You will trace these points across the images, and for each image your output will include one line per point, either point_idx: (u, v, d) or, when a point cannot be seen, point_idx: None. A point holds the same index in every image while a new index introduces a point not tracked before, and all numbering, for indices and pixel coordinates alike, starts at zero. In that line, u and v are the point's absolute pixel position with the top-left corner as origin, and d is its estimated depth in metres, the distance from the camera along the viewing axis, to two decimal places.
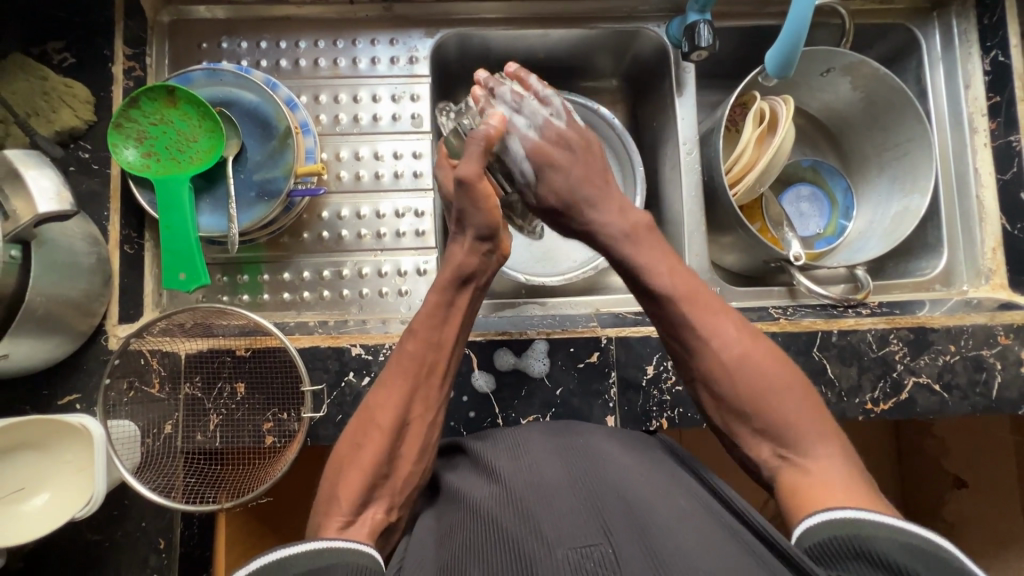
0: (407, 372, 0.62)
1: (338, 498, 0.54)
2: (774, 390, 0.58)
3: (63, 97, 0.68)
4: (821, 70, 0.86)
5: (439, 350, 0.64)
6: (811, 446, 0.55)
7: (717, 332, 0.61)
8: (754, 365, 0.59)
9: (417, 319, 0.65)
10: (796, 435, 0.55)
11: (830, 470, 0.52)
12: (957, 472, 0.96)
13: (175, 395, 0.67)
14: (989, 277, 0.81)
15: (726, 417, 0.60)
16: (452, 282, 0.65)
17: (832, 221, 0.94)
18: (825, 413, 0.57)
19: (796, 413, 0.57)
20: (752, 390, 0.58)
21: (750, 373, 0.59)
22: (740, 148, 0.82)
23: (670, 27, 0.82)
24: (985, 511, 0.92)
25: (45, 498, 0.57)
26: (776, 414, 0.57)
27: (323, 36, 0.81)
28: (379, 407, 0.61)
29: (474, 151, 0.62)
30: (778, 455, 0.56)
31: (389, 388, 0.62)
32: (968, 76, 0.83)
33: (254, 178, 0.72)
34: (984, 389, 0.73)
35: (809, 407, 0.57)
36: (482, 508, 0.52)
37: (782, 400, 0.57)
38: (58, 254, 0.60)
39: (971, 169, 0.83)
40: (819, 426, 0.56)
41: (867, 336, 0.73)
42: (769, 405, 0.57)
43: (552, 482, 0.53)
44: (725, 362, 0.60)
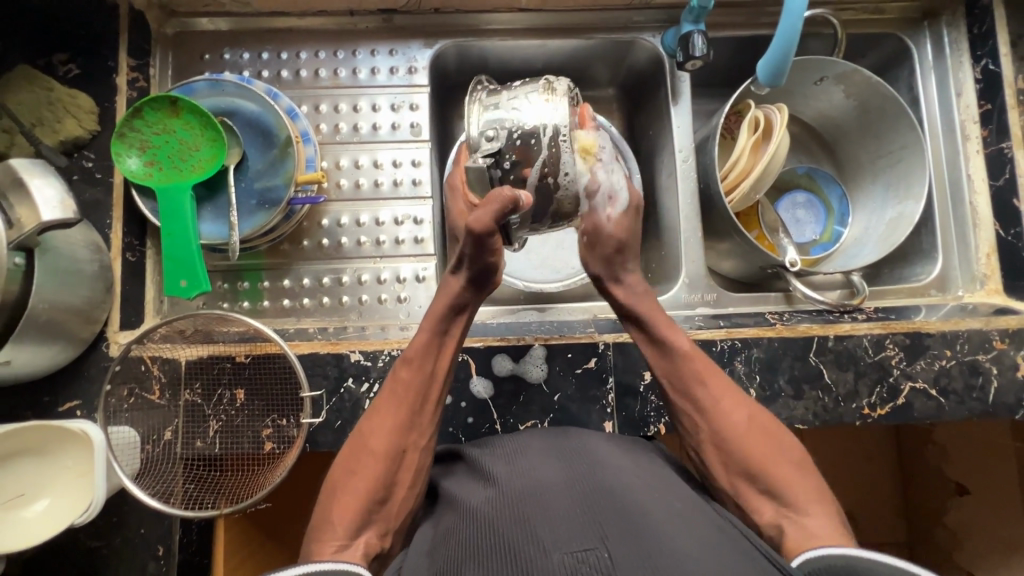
0: (402, 400, 0.62)
1: (332, 522, 0.54)
2: (779, 457, 0.58)
3: (67, 107, 0.69)
4: (814, 79, 0.87)
5: (432, 378, 0.64)
6: (811, 505, 0.54)
7: (726, 397, 0.63)
8: (757, 423, 0.61)
9: (412, 347, 0.65)
10: (796, 495, 0.55)
11: (832, 532, 0.50)
12: (958, 479, 0.95)
13: (175, 402, 0.68)
14: (984, 282, 0.82)
15: (728, 473, 0.59)
16: (450, 313, 0.66)
17: (828, 228, 0.95)
18: (821, 483, 0.57)
19: (800, 478, 0.56)
20: (750, 441, 0.59)
21: (758, 435, 0.60)
22: (736, 155, 0.83)
23: (665, 37, 0.83)
24: (986, 517, 0.92)
25: (45, 504, 0.57)
26: (775, 471, 0.57)
27: (323, 47, 0.82)
28: (373, 433, 0.60)
29: (493, 209, 0.60)
30: (779, 514, 0.55)
31: (383, 416, 0.62)
32: (959, 84, 0.84)
33: (256, 186, 0.73)
34: (981, 394, 0.73)
35: (805, 472, 0.57)
36: (480, 513, 0.52)
37: (782, 463, 0.58)
38: (60, 261, 0.61)
39: (964, 176, 0.84)
40: (816, 489, 0.55)
41: (863, 341, 0.74)
42: (771, 461, 0.58)
43: (549, 487, 0.54)
44: (731, 423, 0.61)
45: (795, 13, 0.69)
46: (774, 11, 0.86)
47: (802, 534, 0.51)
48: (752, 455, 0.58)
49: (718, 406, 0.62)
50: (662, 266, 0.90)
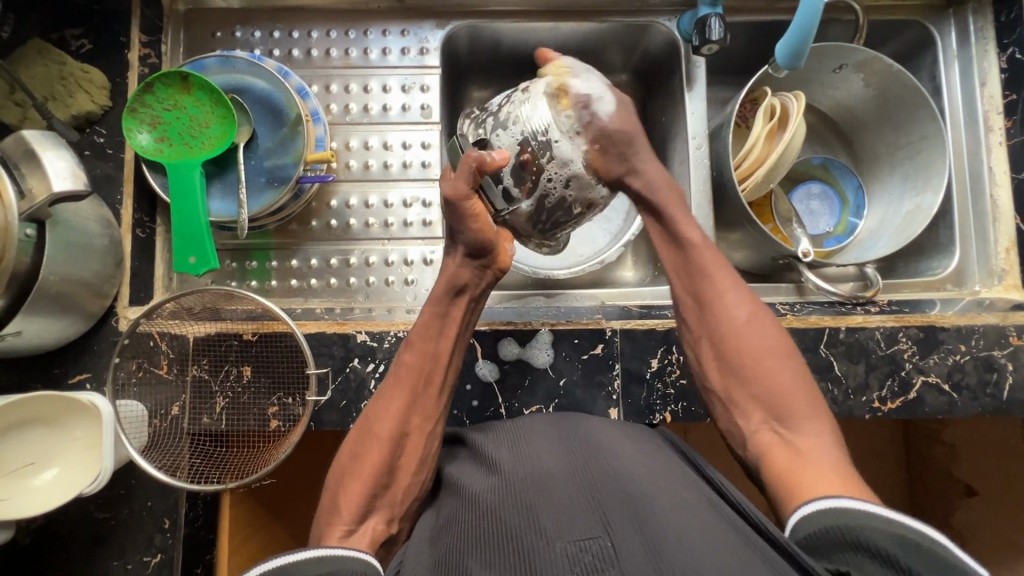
0: (405, 384, 0.63)
1: (339, 508, 0.54)
2: (779, 361, 0.63)
3: (79, 82, 0.69)
4: (833, 66, 0.85)
5: (433, 361, 0.65)
6: (802, 418, 0.58)
7: (730, 294, 0.67)
8: (751, 331, 0.65)
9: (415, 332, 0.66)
10: (790, 409, 0.59)
11: (820, 444, 0.55)
12: (966, 479, 0.94)
13: (183, 377, 0.69)
14: (1002, 277, 0.80)
15: (722, 379, 0.64)
16: (449, 294, 0.67)
17: (842, 219, 0.93)
18: (816, 394, 0.61)
19: (795, 388, 0.61)
20: (749, 358, 0.63)
21: (757, 339, 0.64)
22: (750, 143, 0.83)
23: (681, 21, 0.81)
24: (993, 520, 0.90)
25: (54, 473, 0.58)
26: (768, 382, 0.61)
27: (335, 27, 0.81)
28: (376, 417, 0.61)
29: (465, 171, 0.63)
30: (769, 426, 0.60)
31: (388, 400, 0.62)
32: (984, 73, 0.82)
33: (265, 164, 0.72)
34: (995, 390, 0.72)
35: (800, 380, 0.61)
36: (482, 502, 0.52)
37: (782, 372, 0.62)
38: (71, 235, 0.61)
39: (985, 168, 0.82)
40: (810, 402, 0.59)
41: (876, 333, 0.73)
42: (764, 370, 0.62)
43: (553, 475, 0.53)
44: (737, 332, 0.65)
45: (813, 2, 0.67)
46: None
47: (789, 450, 0.56)
48: (750, 365, 0.63)
49: (721, 312, 0.66)
50: None
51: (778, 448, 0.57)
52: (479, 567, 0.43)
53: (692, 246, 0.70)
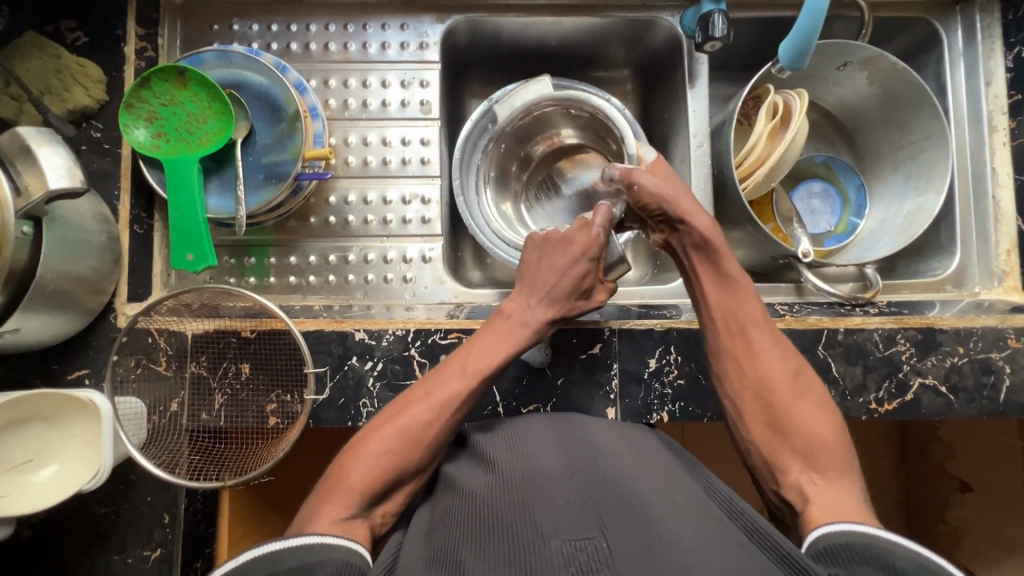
0: (458, 406, 0.61)
1: (342, 490, 0.54)
2: (822, 424, 0.59)
3: (75, 75, 0.69)
4: (837, 63, 0.84)
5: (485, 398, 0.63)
6: (832, 472, 0.55)
7: (773, 347, 0.65)
8: (789, 381, 0.63)
9: (484, 359, 0.64)
10: (825, 458, 0.56)
11: (851, 497, 0.52)
12: (961, 475, 0.95)
13: (182, 374, 0.69)
14: (1002, 279, 0.80)
15: (756, 427, 0.62)
16: (520, 342, 0.66)
17: (843, 219, 0.93)
18: (851, 452, 0.57)
19: (838, 444, 0.57)
20: (786, 410, 0.61)
21: (801, 393, 0.62)
22: (753, 141, 0.82)
23: (684, 16, 0.80)
24: (989, 515, 0.91)
25: (54, 470, 0.58)
26: (806, 432, 0.59)
27: (333, 20, 0.80)
28: (410, 416, 0.59)
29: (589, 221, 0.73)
30: (803, 476, 0.56)
31: (431, 403, 0.60)
32: (989, 72, 0.81)
33: (263, 161, 0.71)
34: (992, 392, 0.72)
35: (835, 436, 0.58)
36: (476, 501, 0.52)
37: (822, 424, 0.59)
38: (68, 231, 0.61)
39: (989, 169, 0.81)
40: (844, 458, 0.56)
41: (874, 335, 0.73)
42: (801, 418, 0.60)
43: (549, 474, 0.54)
44: (778, 380, 0.63)
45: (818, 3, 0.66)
46: None
47: (820, 499, 0.53)
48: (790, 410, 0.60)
49: (762, 362, 0.64)
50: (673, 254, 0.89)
51: (808, 501, 0.54)
52: (475, 562, 0.43)
53: (733, 284, 0.68)
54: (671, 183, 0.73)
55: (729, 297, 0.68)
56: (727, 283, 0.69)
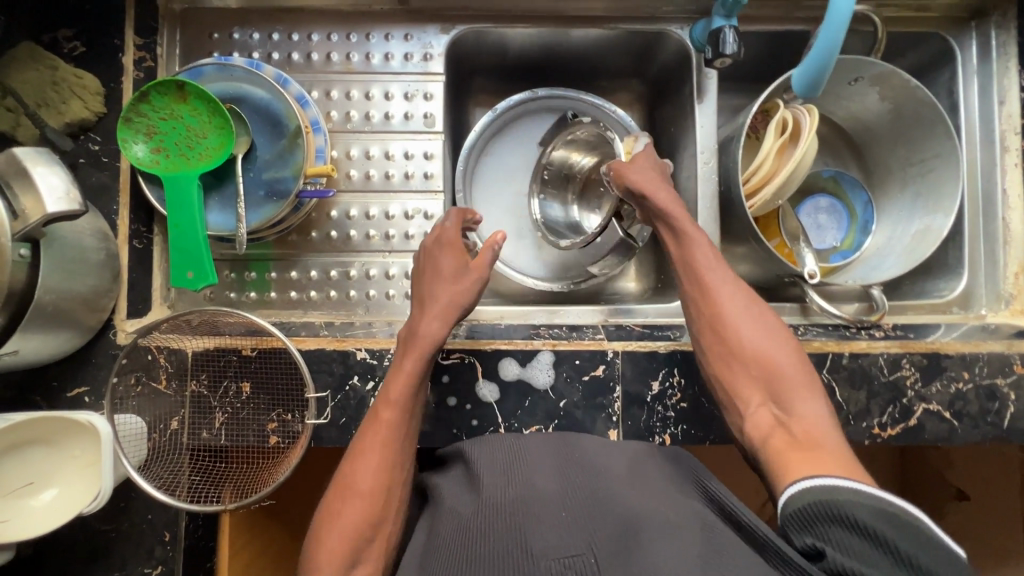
0: (383, 440, 0.61)
1: (319, 563, 0.54)
2: (775, 350, 0.63)
3: (73, 88, 0.67)
4: (849, 79, 0.83)
5: (410, 418, 0.63)
6: (796, 399, 0.59)
7: (728, 291, 0.67)
8: (745, 320, 0.65)
9: (393, 387, 0.63)
10: (784, 389, 0.60)
11: (818, 422, 0.57)
12: (959, 484, 0.95)
13: (181, 393, 0.68)
14: (1009, 302, 0.79)
15: (721, 370, 0.65)
16: (427, 357, 0.64)
17: (849, 235, 0.92)
18: (810, 372, 0.62)
19: (792, 370, 0.61)
20: (746, 347, 0.64)
21: (754, 329, 0.65)
22: (761, 158, 0.80)
23: (694, 29, 0.78)
24: (983, 526, 0.91)
25: (53, 494, 0.57)
26: (767, 367, 0.62)
27: (335, 29, 0.78)
28: (356, 472, 0.59)
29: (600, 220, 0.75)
30: (769, 413, 0.60)
31: (365, 453, 0.60)
32: (1003, 91, 0.79)
33: (264, 177, 0.70)
34: (996, 418, 0.72)
35: (794, 362, 0.62)
36: (471, 523, 0.52)
37: (782, 356, 0.62)
38: (65, 251, 0.60)
39: (999, 190, 0.80)
40: (807, 382, 0.60)
41: (879, 360, 0.72)
42: (757, 354, 0.63)
43: (545, 491, 0.54)
44: (734, 319, 0.66)
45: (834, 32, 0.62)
46: (812, 5, 0.81)
47: (787, 432, 0.57)
48: (744, 345, 0.64)
49: (718, 305, 0.67)
50: None
51: (778, 431, 0.58)
52: None
53: (687, 238, 0.71)
54: (649, 169, 0.74)
55: (688, 255, 0.70)
56: (681, 238, 0.71)
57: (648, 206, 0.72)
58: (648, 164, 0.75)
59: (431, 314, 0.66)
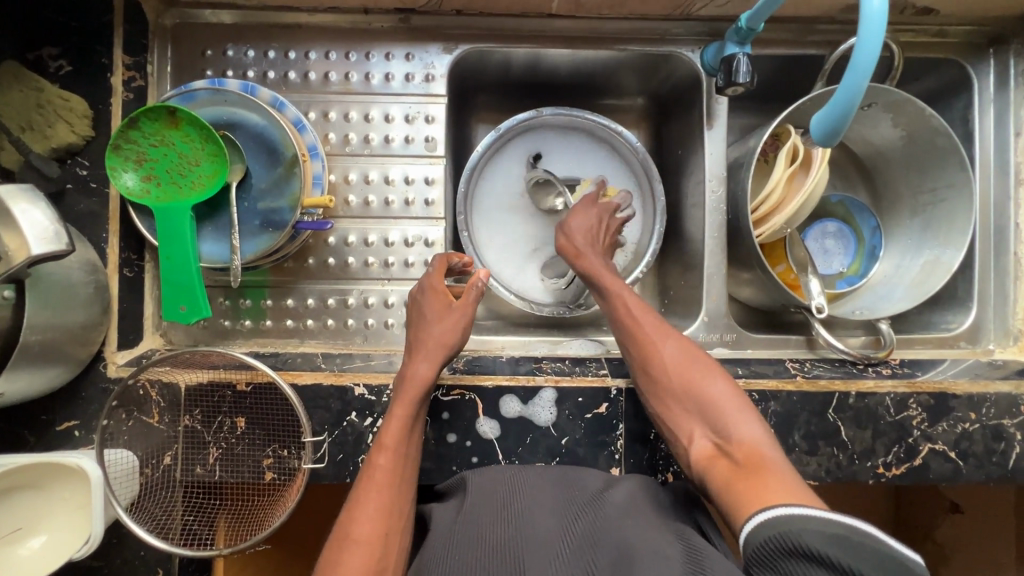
0: (380, 484, 0.58)
1: None
2: (700, 377, 0.62)
3: (58, 111, 0.64)
4: (862, 105, 0.80)
5: (407, 459, 0.61)
6: (735, 421, 0.57)
7: (657, 331, 0.66)
8: (675, 353, 0.64)
9: (386, 430, 0.61)
10: (721, 415, 0.58)
11: (757, 443, 0.54)
12: (954, 496, 0.95)
13: (174, 428, 0.66)
14: (1018, 338, 0.78)
15: (662, 406, 0.63)
16: (421, 400, 0.63)
17: (856, 261, 0.90)
18: (741, 394, 0.60)
19: (720, 393, 0.60)
20: (681, 378, 0.62)
21: (681, 360, 0.64)
22: (771, 187, 0.78)
23: (706, 53, 0.76)
24: (975, 540, 0.92)
25: (42, 540, 0.56)
26: (702, 397, 0.61)
27: (334, 47, 0.75)
28: (354, 521, 0.55)
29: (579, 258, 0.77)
30: (712, 443, 0.58)
31: (362, 500, 0.57)
32: (1020, 122, 0.77)
33: (259, 206, 0.68)
34: (1001, 458, 0.71)
35: (725, 386, 0.61)
36: (464, 551, 0.52)
37: (714, 384, 0.61)
38: (53, 287, 0.58)
39: (1012, 224, 0.79)
40: (740, 405, 0.59)
41: (886, 399, 0.71)
42: (686, 384, 0.62)
43: (537, 527, 0.54)
44: (661, 354, 0.64)
45: (853, 88, 0.56)
46: (828, 28, 0.79)
47: (731, 458, 0.55)
48: (677, 380, 0.62)
49: (644, 344, 0.66)
50: (682, 296, 0.87)
51: (720, 458, 0.56)
52: None
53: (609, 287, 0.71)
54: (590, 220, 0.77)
55: (613, 303, 0.71)
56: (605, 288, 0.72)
57: (576, 270, 0.75)
58: (582, 221, 0.77)
59: (424, 355, 0.65)
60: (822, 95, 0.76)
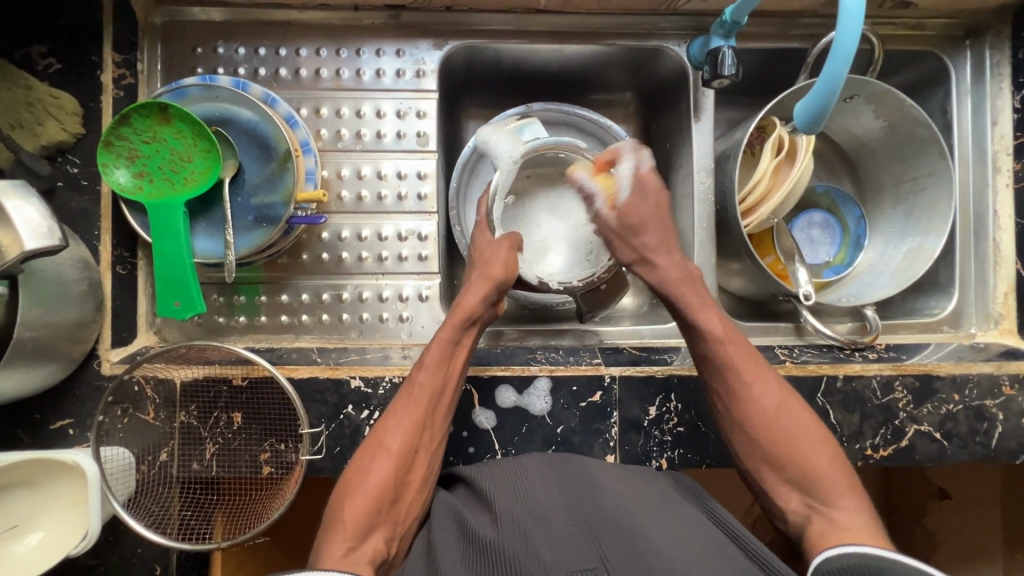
0: (418, 401, 0.64)
1: (345, 523, 0.58)
2: (809, 444, 0.61)
3: (49, 109, 0.64)
4: (844, 96, 0.82)
5: (445, 383, 0.66)
6: (838, 493, 0.58)
7: (762, 378, 0.65)
8: (778, 412, 0.63)
9: (429, 351, 0.67)
10: (824, 487, 0.59)
11: (862, 519, 0.55)
12: (940, 483, 0.97)
13: (170, 424, 0.66)
14: (998, 321, 0.80)
15: (754, 460, 0.63)
16: (463, 325, 0.69)
17: (842, 250, 0.92)
18: (847, 469, 0.60)
19: (827, 465, 0.60)
20: (783, 438, 0.62)
21: (790, 421, 0.63)
22: (758, 177, 0.80)
23: (691, 47, 0.77)
24: (963, 525, 0.94)
25: (39, 536, 0.56)
26: (802, 460, 0.61)
27: (325, 44, 0.76)
28: (389, 433, 0.63)
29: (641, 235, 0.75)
30: (807, 506, 0.59)
31: (399, 416, 0.64)
32: (996, 111, 0.79)
33: (253, 201, 0.68)
34: (984, 438, 0.73)
35: (829, 454, 0.61)
36: (477, 538, 0.53)
37: (816, 452, 0.61)
38: (46, 283, 0.58)
39: (991, 210, 0.81)
40: (844, 477, 0.59)
41: (872, 382, 0.73)
42: (797, 449, 0.61)
43: (548, 508, 0.55)
44: (766, 409, 0.63)
45: (832, 76, 0.57)
46: (811, 22, 0.80)
47: (828, 521, 0.56)
48: (782, 440, 0.62)
49: (750, 389, 0.64)
50: None
51: (815, 521, 0.57)
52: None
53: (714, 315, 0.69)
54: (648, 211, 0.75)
55: (704, 325, 0.68)
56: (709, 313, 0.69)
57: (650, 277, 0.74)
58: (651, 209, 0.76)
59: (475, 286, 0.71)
60: (805, 87, 0.78)
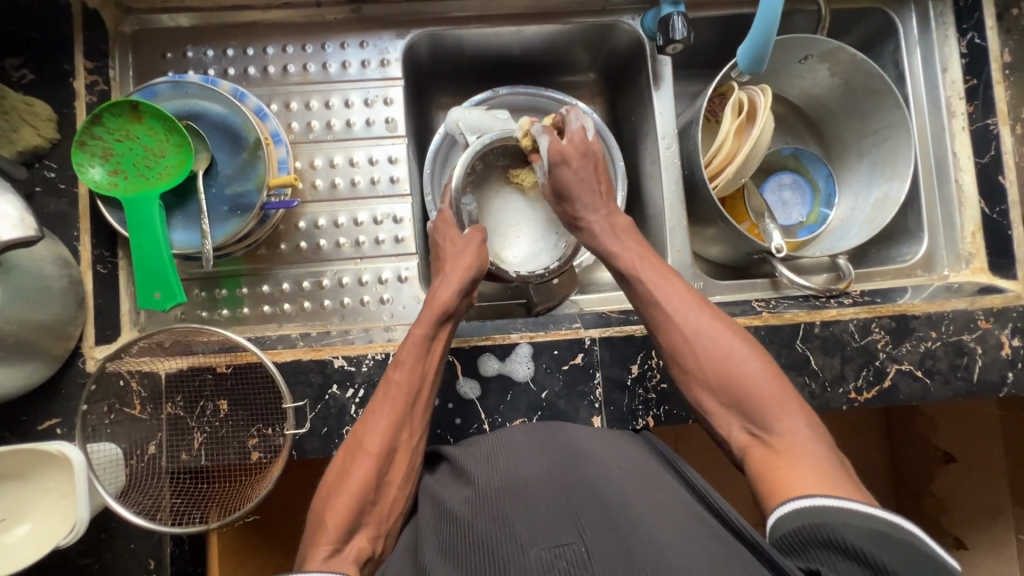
0: (395, 399, 0.64)
1: (326, 525, 0.57)
2: (745, 367, 0.60)
3: (23, 116, 0.66)
4: (798, 57, 0.85)
5: (423, 378, 0.66)
6: (778, 415, 0.56)
7: (684, 310, 0.65)
8: (712, 343, 0.62)
9: (404, 350, 0.66)
10: (765, 410, 0.57)
11: (801, 439, 0.54)
12: (944, 446, 0.96)
13: (157, 416, 0.67)
14: (969, 261, 0.82)
15: (700, 394, 0.62)
16: (440, 319, 0.68)
17: (814, 209, 0.94)
18: (789, 386, 0.58)
19: (766, 386, 0.58)
20: (723, 365, 0.61)
21: (715, 347, 0.62)
22: (721, 139, 0.81)
23: (645, 19, 0.80)
24: (970, 486, 0.92)
25: (28, 528, 0.57)
26: (743, 385, 0.59)
27: (291, 41, 0.79)
28: (367, 432, 0.63)
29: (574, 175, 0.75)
30: (753, 435, 0.58)
31: (378, 415, 0.63)
32: (945, 59, 0.82)
33: (227, 191, 0.70)
34: (966, 373, 0.73)
35: (773, 378, 0.59)
36: (457, 518, 0.53)
37: (758, 375, 0.59)
38: (28, 279, 0.59)
39: (950, 153, 0.83)
40: (787, 397, 0.57)
41: (850, 326, 0.74)
42: (736, 375, 0.60)
43: (526, 480, 0.55)
44: (693, 338, 0.63)
45: (768, 14, 0.67)
46: None
47: (772, 451, 0.55)
48: (712, 368, 0.61)
49: (677, 324, 0.64)
50: None
51: (762, 449, 0.56)
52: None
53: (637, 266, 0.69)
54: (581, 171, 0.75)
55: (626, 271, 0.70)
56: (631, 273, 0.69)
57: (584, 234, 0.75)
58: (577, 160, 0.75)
59: (449, 280, 0.71)
60: None
